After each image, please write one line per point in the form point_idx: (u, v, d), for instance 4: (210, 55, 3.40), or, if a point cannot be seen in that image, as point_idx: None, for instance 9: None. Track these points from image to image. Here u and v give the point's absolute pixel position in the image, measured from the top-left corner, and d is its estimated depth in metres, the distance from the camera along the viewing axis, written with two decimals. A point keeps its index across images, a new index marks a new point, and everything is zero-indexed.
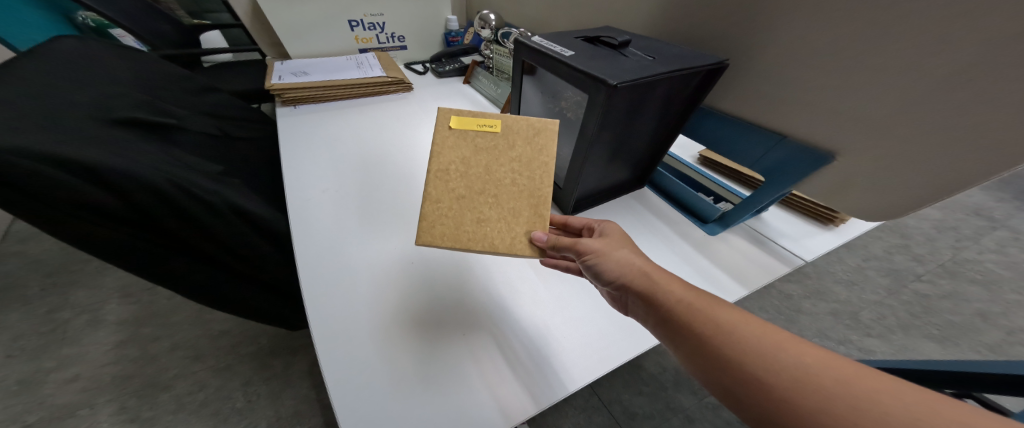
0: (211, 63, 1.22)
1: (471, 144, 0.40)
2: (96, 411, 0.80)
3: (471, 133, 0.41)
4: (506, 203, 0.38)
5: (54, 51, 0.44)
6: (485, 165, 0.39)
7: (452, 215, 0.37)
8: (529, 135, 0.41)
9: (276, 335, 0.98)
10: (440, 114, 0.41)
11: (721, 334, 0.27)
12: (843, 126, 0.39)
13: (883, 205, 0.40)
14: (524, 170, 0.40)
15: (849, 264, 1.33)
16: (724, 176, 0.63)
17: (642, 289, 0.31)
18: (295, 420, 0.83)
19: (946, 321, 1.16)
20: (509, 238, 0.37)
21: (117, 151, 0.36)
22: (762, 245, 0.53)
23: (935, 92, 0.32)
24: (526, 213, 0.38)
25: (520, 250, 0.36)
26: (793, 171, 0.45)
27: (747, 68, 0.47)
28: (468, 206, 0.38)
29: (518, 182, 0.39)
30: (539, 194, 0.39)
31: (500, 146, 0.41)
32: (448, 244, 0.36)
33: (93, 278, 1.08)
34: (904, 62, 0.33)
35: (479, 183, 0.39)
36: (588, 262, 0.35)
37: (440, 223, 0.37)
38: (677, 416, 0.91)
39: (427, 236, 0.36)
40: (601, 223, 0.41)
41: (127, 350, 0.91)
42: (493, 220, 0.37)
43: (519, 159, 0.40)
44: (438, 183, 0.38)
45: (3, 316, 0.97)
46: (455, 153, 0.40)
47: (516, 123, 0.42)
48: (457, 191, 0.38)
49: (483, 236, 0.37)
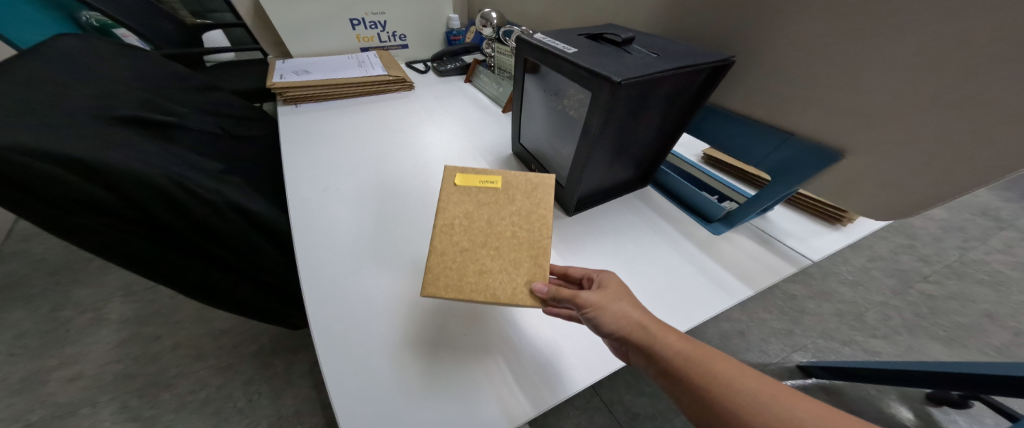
0: (213, 62, 1.22)
1: (474, 200, 0.41)
2: (97, 410, 0.80)
3: (474, 189, 0.42)
4: (508, 254, 0.37)
5: (55, 48, 0.44)
6: (486, 219, 0.39)
7: (455, 266, 0.35)
8: (528, 190, 0.42)
9: (277, 334, 0.98)
10: (447, 173, 0.43)
11: (730, 395, 0.25)
12: (850, 122, 0.39)
13: (891, 204, 0.39)
14: (523, 223, 0.39)
15: (854, 264, 1.32)
16: (729, 175, 0.62)
17: (644, 346, 0.29)
18: (296, 419, 0.83)
19: (952, 322, 1.15)
20: (511, 290, 0.34)
21: (117, 149, 0.36)
22: (767, 244, 0.52)
23: (946, 91, 0.31)
24: (527, 263, 0.36)
25: (524, 303, 0.33)
26: (800, 170, 0.44)
27: (753, 65, 0.46)
28: (471, 257, 0.36)
29: (518, 235, 0.38)
30: (539, 246, 0.37)
31: (500, 201, 0.41)
32: (450, 297, 0.33)
33: (97, 276, 1.09)
34: (914, 58, 0.32)
35: (481, 235, 0.38)
36: (586, 315, 0.32)
37: (442, 275, 0.35)
38: (679, 417, 0.90)
39: (431, 287, 0.34)
40: (600, 273, 0.38)
41: (129, 349, 0.91)
42: (495, 272, 0.35)
43: (519, 213, 0.40)
44: (443, 236, 0.38)
45: (6, 314, 0.97)
46: (461, 207, 0.40)
47: (517, 180, 0.43)
48: (460, 244, 0.37)
49: (485, 288, 0.34)
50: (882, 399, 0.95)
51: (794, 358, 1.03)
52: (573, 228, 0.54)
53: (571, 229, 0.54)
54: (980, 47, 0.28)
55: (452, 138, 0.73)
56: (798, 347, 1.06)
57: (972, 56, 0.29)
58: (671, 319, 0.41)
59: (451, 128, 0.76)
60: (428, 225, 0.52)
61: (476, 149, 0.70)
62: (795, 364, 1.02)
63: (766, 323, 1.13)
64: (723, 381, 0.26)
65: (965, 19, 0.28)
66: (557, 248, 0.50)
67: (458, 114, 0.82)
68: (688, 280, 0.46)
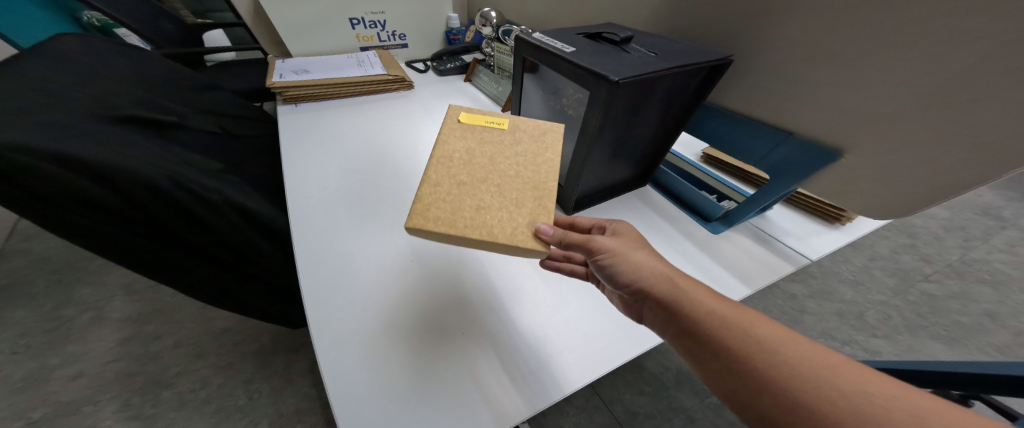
0: (213, 62, 1.23)
1: (478, 137, 0.42)
2: (99, 408, 0.80)
3: (479, 127, 0.43)
4: (510, 193, 0.36)
5: (55, 48, 0.44)
6: (490, 156, 0.39)
7: (449, 202, 0.35)
8: (534, 134, 0.43)
9: (277, 333, 0.98)
10: (451, 111, 0.44)
11: (749, 346, 0.26)
12: (848, 122, 0.39)
13: (889, 204, 0.39)
14: (529, 165, 0.39)
15: (855, 264, 1.32)
16: (728, 174, 0.62)
17: (663, 295, 0.31)
18: (296, 418, 0.83)
19: (954, 321, 1.14)
20: (509, 229, 0.33)
21: (118, 148, 0.37)
22: (766, 244, 0.52)
23: (947, 90, 0.31)
24: (529, 203, 0.36)
25: (524, 242, 0.32)
26: (797, 170, 0.44)
27: (753, 64, 0.46)
28: (469, 192, 0.36)
29: (523, 175, 0.38)
30: (543, 187, 0.37)
31: (506, 142, 0.42)
32: (441, 230, 0.32)
33: (99, 275, 1.09)
34: (913, 57, 0.32)
35: (483, 171, 0.38)
36: (602, 262, 0.34)
37: (434, 207, 0.34)
38: (678, 416, 0.90)
39: (419, 219, 0.33)
40: (613, 223, 0.39)
41: (130, 348, 0.92)
42: (494, 209, 0.34)
43: (524, 154, 0.40)
44: (441, 168, 0.37)
45: (8, 312, 0.98)
46: (461, 144, 0.40)
47: (519, 124, 0.44)
48: (458, 178, 0.37)
49: (481, 224, 0.33)
50: None
51: None
52: None
53: None
54: (979, 46, 0.28)
55: None
56: None
57: (972, 55, 0.29)
58: None
59: None
60: (426, 224, 0.52)
61: None
62: None
63: None
64: (767, 346, 0.26)
65: (965, 18, 0.28)
66: None
67: None
68: None
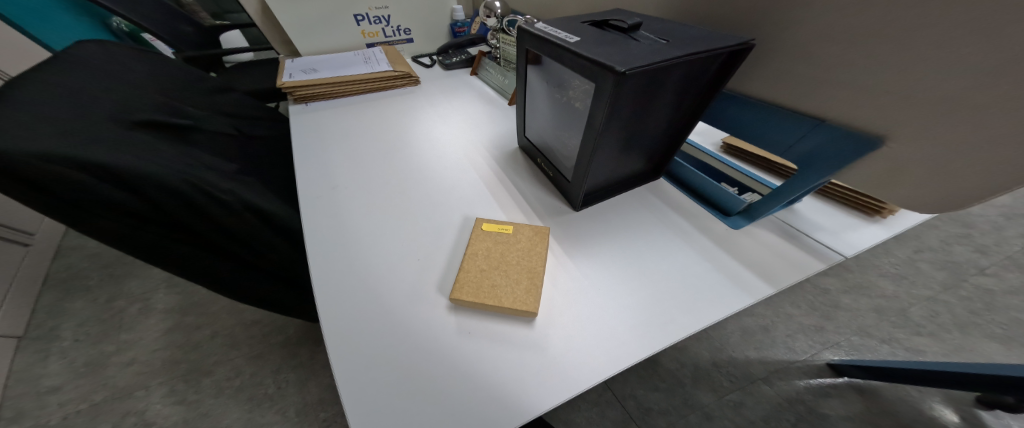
0: (232, 62, 1.28)
1: (492, 239, 0.48)
2: (149, 393, 0.89)
3: (493, 233, 0.49)
4: (517, 274, 0.42)
5: (82, 57, 0.47)
6: (501, 253, 0.45)
7: (474, 281, 0.41)
8: (536, 229, 0.49)
9: (302, 325, 1.05)
10: (475, 222, 0.51)
11: None
12: (880, 112, 0.35)
13: (928, 198, 0.36)
14: (533, 257, 0.45)
15: (897, 256, 1.22)
16: (751, 165, 0.58)
17: None
18: (320, 406, 0.89)
19: (1012, 319, 1.03)
20: (515, 298, 0.39)
21: (140, 154, 0.39)
22: (794, 239, 0.48)
23: (997, 74, 0.27)
24: (532, 285, 0.41)
25: (526, 307, 0.38)
26: (832, 159, 0.40)
27: (780, 45, 0.42)
28: (486, 275, 0.42)
29: (529, 264, 0.44)
30: (541, 271, 0.43)
31: (515, 242, 0.47)
32: (468, 299, 0.39)
33: (145, 270, 1.20)
34: (956, 40, 0.28)
35: (496, 260, 0.44)
36: None
37: (466, 284, 0.41)
38: (694, 413, 0.88)
39: (456, 293, 0.40)
40: None
41: (173, 337, 1.01)
42: (505, 286, 0.41)
43: (529, 248, 0.46)
44: (467, 258, 0.45)
45: (69, 303, 1.09)
46: (483, 244, 0.47)
47: (526, 229, 0.49)
48: (479, 265, 0.44)
49: (496, 298, 0.39)
50: (924, 401, 0.88)
51: (824, 356, 0.97)
52: (579, 223, 0.52)
53: (577, 223, 0.52)
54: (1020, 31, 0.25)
55: (457, 132, 0.72)
56: (829, 344, 1.00)
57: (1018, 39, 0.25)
58: (681, 318, 0.39)
59: (458, 122, 0.76)
60: (432, 222, 0.52)
61: (482, 144, 0.69)
62: (826, 361, 0.96)
63: (793, 318, 1.07)
64: None
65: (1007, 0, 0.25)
66: (564, 244, 0.49)
67: (465, 107, 0.81)
68: (702, 278, 0.44)
